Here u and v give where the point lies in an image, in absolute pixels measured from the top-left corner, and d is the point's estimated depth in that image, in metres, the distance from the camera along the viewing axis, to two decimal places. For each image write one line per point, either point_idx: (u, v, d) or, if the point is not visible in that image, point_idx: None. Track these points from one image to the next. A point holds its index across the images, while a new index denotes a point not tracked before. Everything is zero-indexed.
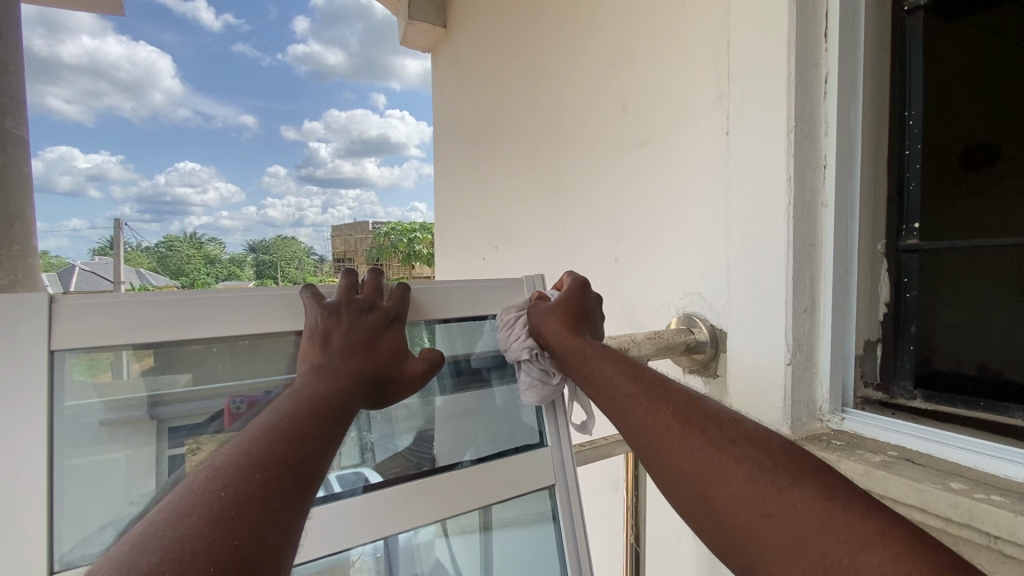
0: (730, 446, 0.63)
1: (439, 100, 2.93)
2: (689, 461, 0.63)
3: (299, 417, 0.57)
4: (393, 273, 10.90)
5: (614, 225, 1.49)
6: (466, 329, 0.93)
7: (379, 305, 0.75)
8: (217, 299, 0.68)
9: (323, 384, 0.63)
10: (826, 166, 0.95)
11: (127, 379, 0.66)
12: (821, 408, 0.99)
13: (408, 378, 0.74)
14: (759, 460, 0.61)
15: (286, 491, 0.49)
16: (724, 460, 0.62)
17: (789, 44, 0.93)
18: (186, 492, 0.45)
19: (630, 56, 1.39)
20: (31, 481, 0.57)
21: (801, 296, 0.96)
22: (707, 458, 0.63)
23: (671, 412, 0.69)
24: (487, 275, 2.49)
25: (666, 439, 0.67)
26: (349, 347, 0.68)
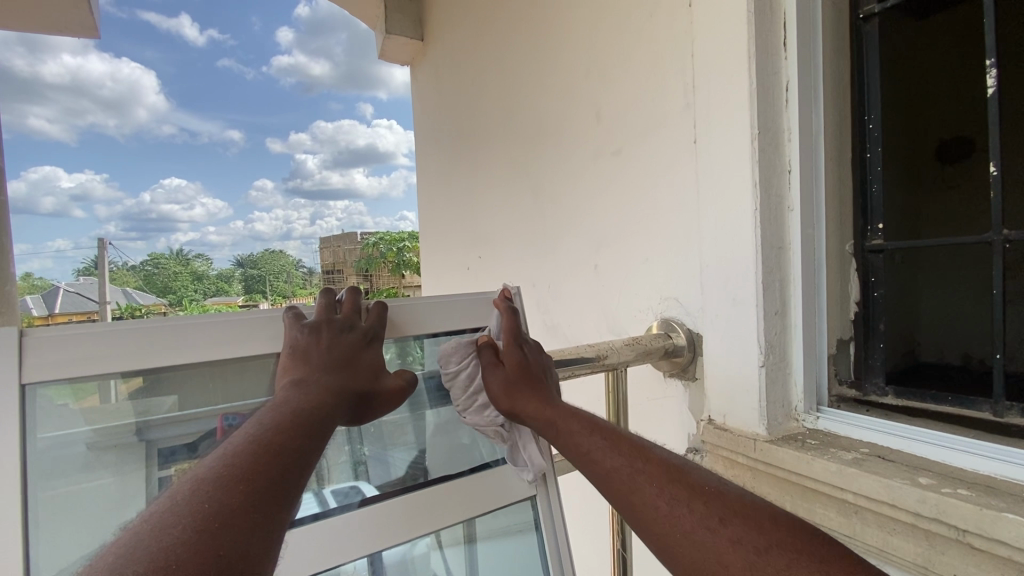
0: (695, 498, 0.60)
1: (419, 112, 2.95)
2: (653, 512, 0.61)
3: (281, 433, 0.56)
4: (383, 282, 10.90)
5: (593, 232, 1.50)
6: None
7: (359, 324, 0.77)
8: (190, 325, 0.69)
9: (303, 400, 0.62)
10: (790, 171, 0.98)
11: (114, 403, 0.65)
12: (797, 408, 1.01)
13: (384, 397, 0.74)
14: (727, 512, 0.58)
15: (264, 505, 0.48)
16: (692, 511, 0.59)
17: (749, 54, 0.96)
18: (167, 509, 0.44)
19: (602, 66, 1.41)
20: (7, 512, 0.57)
21: (772, 298, 0.98)
22: (676, 512, 0.59)
23: (635, 464, 0.66)
24: (472, 285, 2.49)
25: (630, 491, 0.64)
26: (330, 365, 0.69)
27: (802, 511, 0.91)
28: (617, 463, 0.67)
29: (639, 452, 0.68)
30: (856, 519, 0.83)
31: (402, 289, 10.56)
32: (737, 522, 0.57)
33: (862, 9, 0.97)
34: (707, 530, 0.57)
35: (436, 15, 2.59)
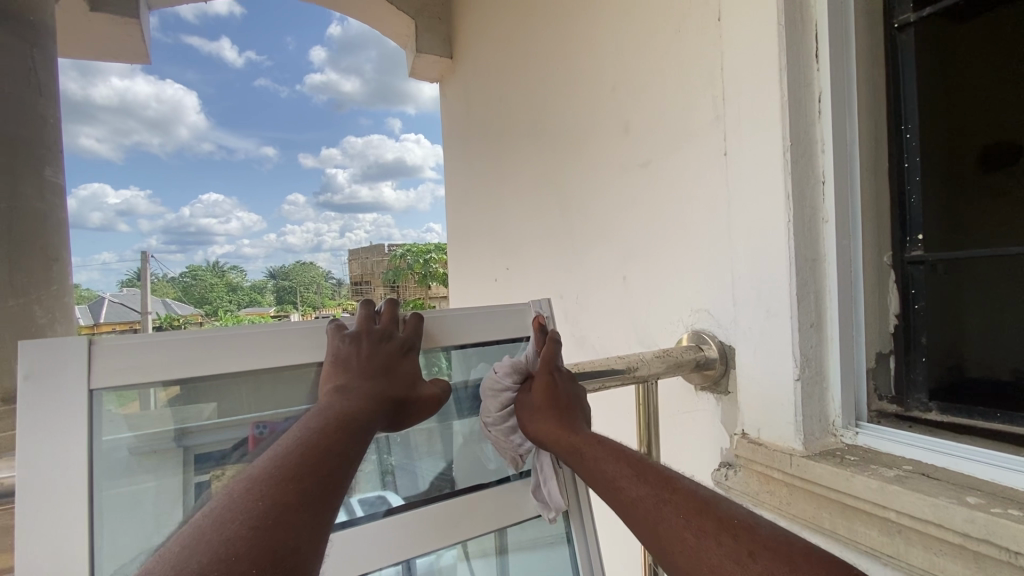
0: (725, 531, 0.56)
1: (448, 128, 3.01)
2: (682, 551, 0.58)
3: (328, 444, 0.58)
4: (410, 293, 11.07)
5: (622, 244, 1.51)
6: (482, 353, 0.95)
7: (396, 333, 0.79)
8: (233, 335, 0.72)
9: (347, 412, 0.64)
10: (824, 183, 0.97)
11: (155, 411, 0.68)
12: (834, 423, 0.98)
13: (425, 401, 0.76)
14: (759, 546, 0.54)
15: (313, 501, 0.51)
16: (720, 545, 0.55)
17: (780, 67, 0.96)
18: (226, 501, 0.48)
19: (630, 79, 1.43)
20: (75, 510, 0.61)
21: (807, 310, 0.96)
22: (704, 545, 0.56)
23: (661, 494, 0.63)
24: (499, 296, 2.51)
25: (655, 528, 0.61)
26: (370, 374, 0.71)
27: (841, 529, 0.88)
28: (641, 494, 0.64)
29: (665, 483, 0.65)
30: (898, 539, 0.80)
31: (428, 300, 10.71)
32: (769, 557, 0.53)
33: (897, 18, 0.96)
34: (735, 564, 0.54)
35: (465, 34, 2.65)
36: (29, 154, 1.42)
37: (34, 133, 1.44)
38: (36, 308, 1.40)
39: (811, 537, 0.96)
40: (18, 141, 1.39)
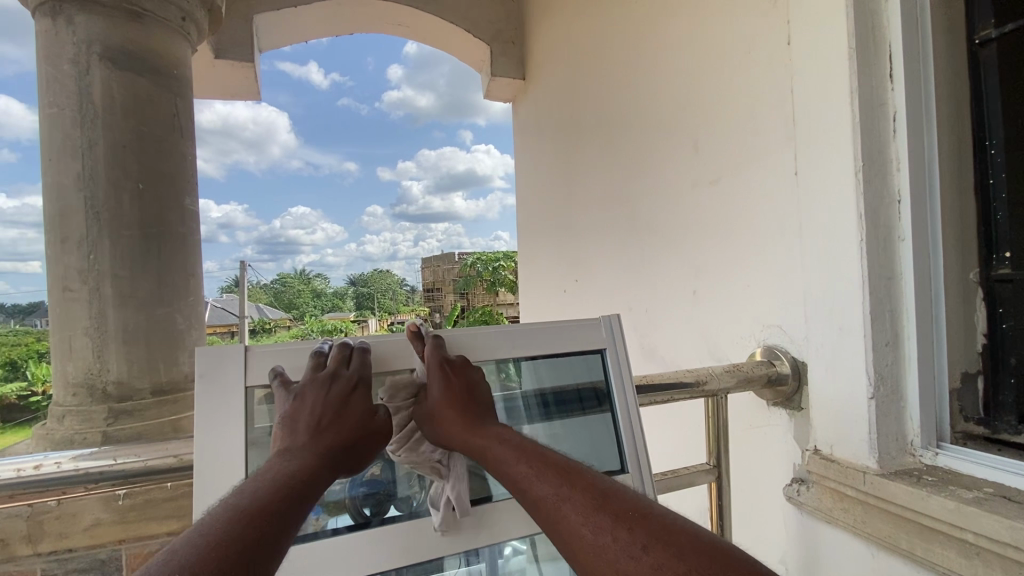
0: (620, 526, 0.62)
1: (521, 144, 3.15)
2: (581, 541, 0.64)
3: (276, 493, 0.64)
4: (480, 300, 11.39)
5: (692, 259, 1.54)
6: (551, 365, 1.01)
7: (342, 373, 0.80)
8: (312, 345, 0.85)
9: (294, 464, 0.69)
10: (900, 201, 0.97)
11: (262, 408, 0.80)
12: (913, 443, 0.97)
13: (381, 437, 0.80)
14: (654, 541, 0.60)
15: (249, 561, 0.55)
16: (617, 538, 0.62)
17: (851, 89, 0.97)
18: (167, 559, 0.53)
19: (700, 98, 1.47)
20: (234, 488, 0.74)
21: (881, 329, 0.97)
22: (601, 541, 0.62)
23: (563, 490, 0.69)
24: (569, 306, 2.59)
25: (557, 520, 0.67)
26: (318, 421, 0.75)
27: (917, 549, 0.88)
28: (546, 491, 0.70)
29: (569, 481, 0.70)
30: (978, 561, 0.79)
31: (497, 307, 10.97)
32: (659, 549, 0.59)
33: (978, 34, 0.94)
34: (631, 558, 0.59)
35: (537, 56, 2.77)
36: (174, 186, 1.69)
37: (180, 169, 1.72)
38: (179, 315, 1.67)
39: (888, 557, 0.95)
40: (167, 176, 1.67)
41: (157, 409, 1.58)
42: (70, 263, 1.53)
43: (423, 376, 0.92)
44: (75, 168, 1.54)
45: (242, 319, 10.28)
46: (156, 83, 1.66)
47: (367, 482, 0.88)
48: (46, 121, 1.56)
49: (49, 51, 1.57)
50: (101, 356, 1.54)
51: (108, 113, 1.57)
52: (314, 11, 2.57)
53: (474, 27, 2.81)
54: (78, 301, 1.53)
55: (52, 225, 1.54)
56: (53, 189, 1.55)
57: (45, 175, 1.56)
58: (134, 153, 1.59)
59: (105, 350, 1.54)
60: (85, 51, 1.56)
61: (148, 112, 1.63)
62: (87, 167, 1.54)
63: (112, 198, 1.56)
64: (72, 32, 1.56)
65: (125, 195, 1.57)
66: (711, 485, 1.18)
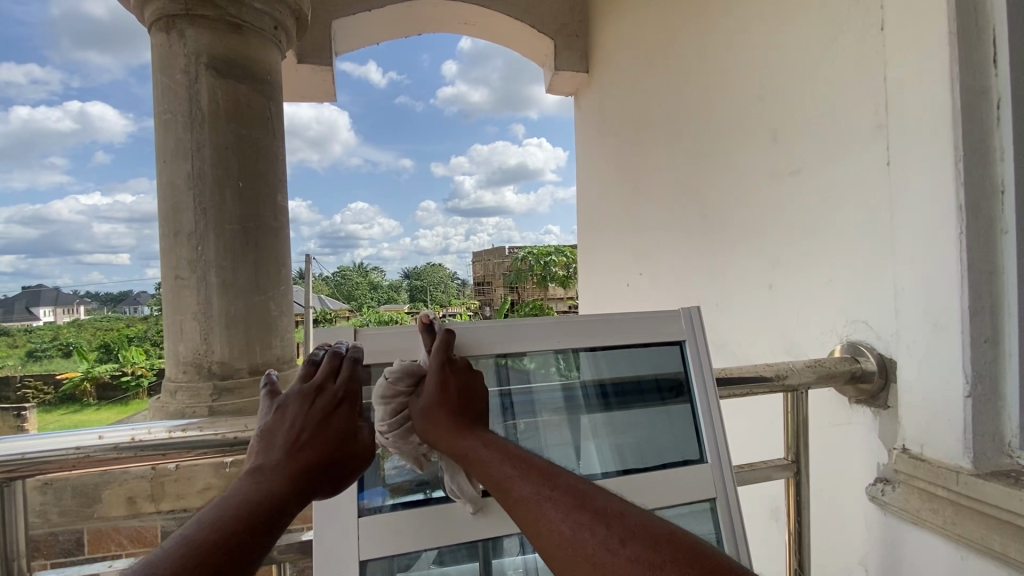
0: (598, 521, 0.65)
1: (584, 138, 3.16)
2: (561, 541, 0.66)
3: (240, 510, 0.68)
4: (533, 294, 11.46)
5: (768, 253, 1.51)
6: (611, 355, 1.02)
7: (327, 387, 0.84)
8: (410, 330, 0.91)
9: (263, 484, 0.73)
10: (1004, 192, 0.92)
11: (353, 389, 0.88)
12: (1011, 443, 0.92)
13: (357, 455, 0.81)
14: (627, 534, 0.63)
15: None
16: (593, 534, 0.64)
17: (951, 73, 0.93)
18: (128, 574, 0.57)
19: (780, 88, 1.44)
20: None
21: (981, 325, 0.92)
22: (579, 536, 0.65)
23: (542, 490, 0.71)
24: (632, 300, 2.59)
25: (536, 518, 0.69)
26: (296, 438, 0.78)
27: (1015, 554, 0.84)
28: (528, 492, 0.72)
29: (548, 481, 0.72)
30: None
31: (550, 302, 10.99)
32: (634, 542, 0.62)
33: None
34: (606, 550, 0.63)
35: (603, 48, 2.77)
36: (267, 183, 1.83)
37: (273, 168, 1.86)
38: (272, 303, 1.81)
39: (982, 562, 0.91)
40: (261, 175, 1.81)
41: (253, 388, 1.73)
42: (182, 254, 1.70)
43: (480, 366, 0.97)
44: (185, 168, 1.71)
45: (308, 308, 10.84)
46: (253, 89, 1.81)
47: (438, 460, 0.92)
48: (162, 126, 1.74)
49: (164, 62, 1.74)
50: (206, 337, 1.70)
51: (214, 118, 1.73)
52: (388, 14, 2.69)
53: (539, 22, 2.84)
54: (187, 288, 1.70)
55: (166, 219, 1.72)
56: (166, 187, 1.73)
57: (160, 174, 1.74)
58: (234, 154, 1.75)
59: (210, 332, 1.70)
60: (194, 62, 1.73)
61: (246, 115, 1.78)
62: (196, 167, 1.71)
63: (216, 195, 1.72)
64: (184, 44, 1.73)
65: (227, 192, 1.73)
66: (788, 480, 1.17)
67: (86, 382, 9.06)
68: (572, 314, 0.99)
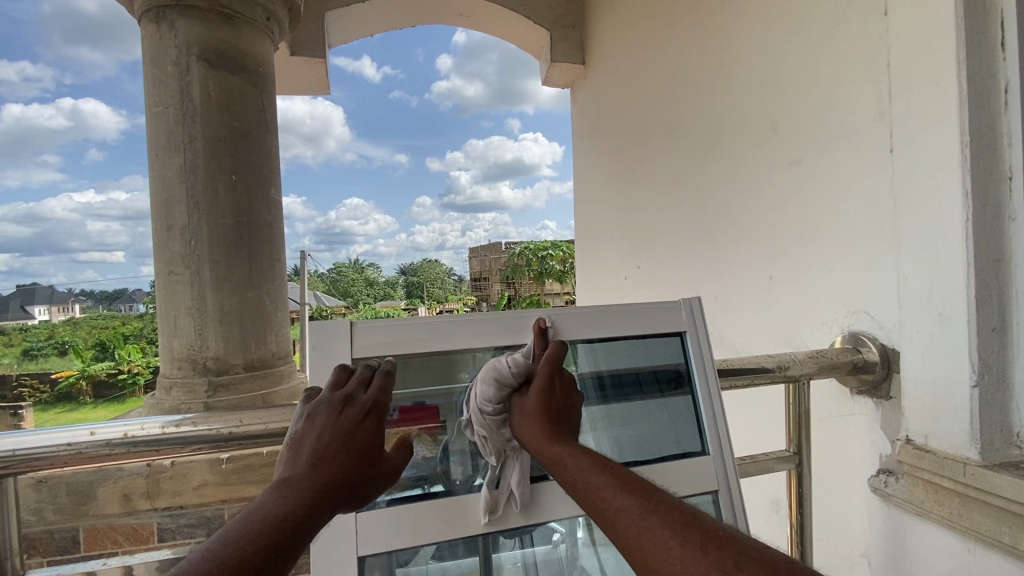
0: (709, 543, 0.60)
1: (580, 131, 3.14)
2: (668, 561, 0.60)
3: (256, 538, 0.60)
4: (530, 289, 11.45)
5: (768, 244, 1.50)
6: (608, 347, 1.00)
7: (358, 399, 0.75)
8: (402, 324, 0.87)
9: (285, 502, 0.65)
10: (1011, 178, 0.91)
11: None
12: (1018, 433, 0.92)
13: (382, 476, 0.74)
14: (743, 559, 0.58)
15: None
16: (703, 557, 0.59)
17: (958, 59, 0.92)
18: None
19: (780, 77, 1.42)
20: None
21: (987, 314, 0.91)
22: (687, 557, 0.60)
23: (647, 508, 0.66)
24: (630, 294, 2.57)
25: (637, 537, 0.64)
26: (322, 452, 0.70)
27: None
28: (627, 509, 0.67)
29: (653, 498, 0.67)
30: None
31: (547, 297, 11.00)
32: (751, 568, 0.57)
33: None
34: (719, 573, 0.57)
35: (599, 40, 2.75)
36: (261, 177, 1.81)
37: (266, 161, 1.84)
38: (267, 298, 1.79)
39: (987, 552, 0.91)
40: (255, 168, 1.79)
41: (250, 384, 1.71)
42: (174, 249, 1.68)
43: (476, 363, 0.92)
44: (177, 162, 1.68)
45: (305, 305, 10.80)
46: (246, 80, 1.78)
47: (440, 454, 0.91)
48: (153, 119, 1.71)
49: (154, 54, 1.71)
50: (201, 333, 1.68)
51: (206, 110, 1.70)
52: (382, 5, 2.65)
53: (535, 14, 2.81)
54: (181, 284, 1.68)
55: (159, 214, 1.69)
56: (159, 181, 1.70)
57: (152, 168, 1.71)
58: (227, 147, 1.72)
59: (205, 328, 1.68)
60: (185, 53, 1.69)
61: (238, 107, 1.75)
62: (188, 161, 1.68)
63: (209, 189, 1.69)
64: (174, 35, 1.69)
65: (221, 186, 1.70)
66: (790, 472, 1.17)
67: (81, 380, 9.02)
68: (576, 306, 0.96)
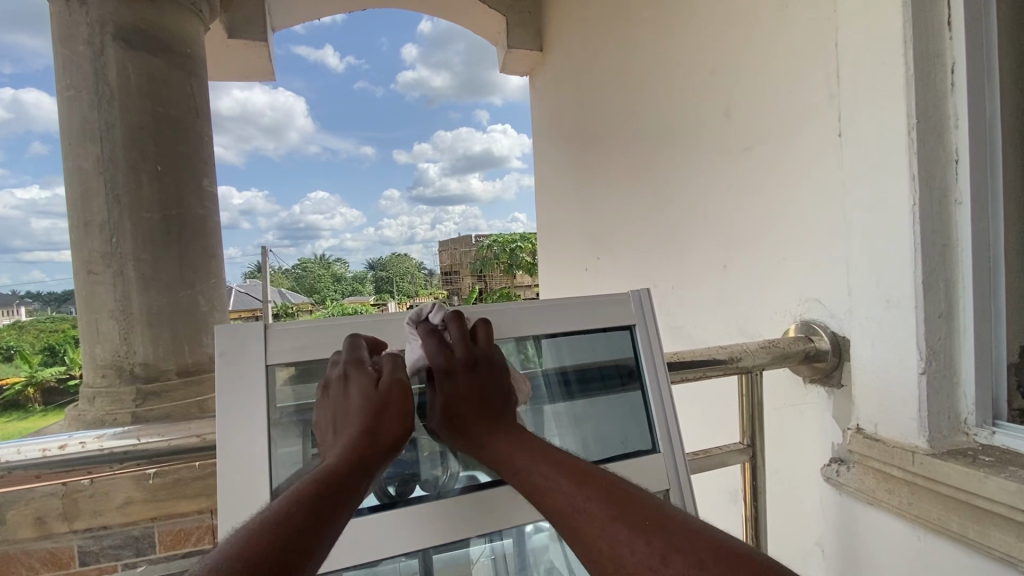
0: (641, 531, 0.58)
1: (540, 120, 3.08)
2: (607, 546, 0.58)
3: (301, 499, 0.57)
4: (498, 282, 11.39)
5: (722, 233, 1.48)
6: (573, 342, 0.95)
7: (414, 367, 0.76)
8: (331, 325, 0.79)
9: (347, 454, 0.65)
10: (958, 161, 0.89)
11: (280, 387, 0.76)
12: (966, 421, 0.91)
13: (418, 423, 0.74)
14: (672, 543, 0.56)
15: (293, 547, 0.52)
16: (633, 548, 0.57)
17: (904, 39, 0.89)
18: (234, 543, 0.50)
19: (732, 61, 1.39)
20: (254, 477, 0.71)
21: (934, 300, 0.90)
22: (621, 544, 0.57)
23: (581, 492, 0.64)
24: (591, 285, 2.54)
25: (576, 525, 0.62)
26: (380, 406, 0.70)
27: (972, 533, 0.82)
28: (562, 496, 0.65)
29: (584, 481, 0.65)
30: None
31: (516, 290, 10.97)
32: (677, 554, 0.55)
33: None
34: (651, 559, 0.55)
35: (555, 26, 2.68)
36: (192, 167, 1.68)
37: (197, 151, 1.71)
38: (201, 298, 1.67)
39: (936, 540, 0.90)
40: (184, 158, 1.65)
41: (184, 390, 1.59)
42: (93, 246, 1.54)
43: None
44: (94, 151, 1.53)
45: (267, 303, 10.46)
46: (171, 62, 1.64)
47: (392, 462, 0.84)
48: (64, 104, 1.55)
49: (63, 32, 1.55)
50: (127, 338, 1.55)
51: (124, 94, 1.55)
52: None
53: None
54: (102, 284, 1.54)
55: (74, 208, 1.55)
56: (73, 172, 1.55)
57: (65, 158, 1.56)
58: (150, 134, 1.58)
59: (131, 333, 1.55)
60: (99, 32, 1.54)
61: (163, 92, 1.61)
62: (106, 150, 1.54)
63: (131, 180, 1.55)
64: (85, 11, 1.54)
65: (144, 177, 1.57)
66: (744, 465, 1.14)
67: (24, 388, 8.51)
68: (524, 301, 0.91)
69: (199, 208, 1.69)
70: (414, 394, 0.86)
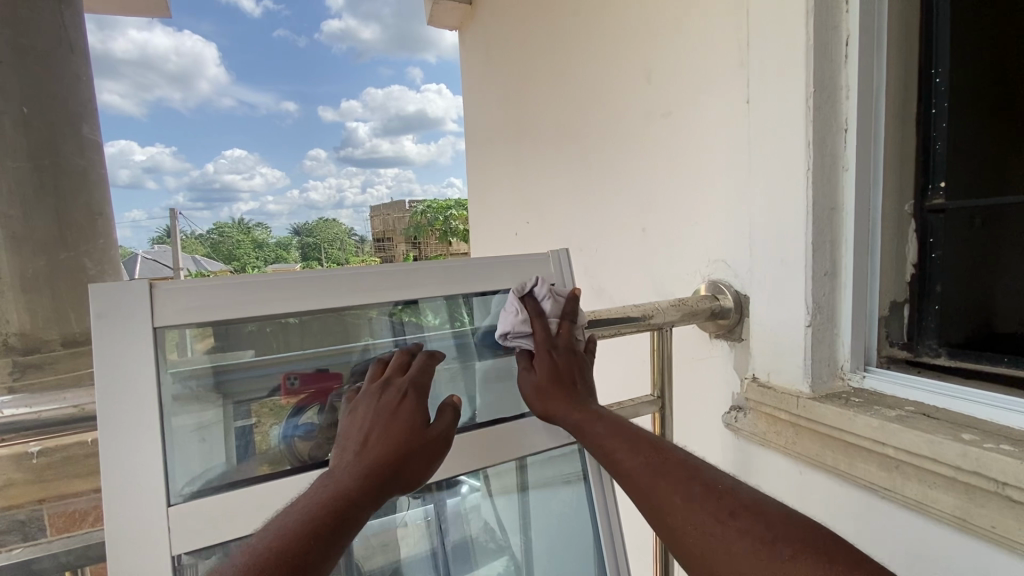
0: (716, 503, 0.61)
1: (469, 79, 2.98)
2: (675, 516, 0.62)
3: (303, 522, 0.55)
4: (432, 249, 11.18)
5: (641, 197, 1.52)
6: (502, 302, 0.97)
7: (394, 380, 0.74)
8: (234, 285, 0.72)
9: (346, 477, 0.62)
10: (846, 130, 0.96)
11: (191, 354, 0.73)
12: (843, 367, 1.01)
13: (431, 453, 0.71)
14: (741, 510, 0.59)
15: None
16: (708, 518, 0.60)
17: (806, 9, 0.93)
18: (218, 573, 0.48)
19: (654, 23, 1.40)
20: (140, 445, 0.65)
21: (822, 259, 0.98)
22: (693, 517, 0.61)
23: (656, 466, 0.68)
24: (519, 250, 2.55)
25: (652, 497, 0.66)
26: (370, 434, 0.67)
27: (842, 465, 0.93)
28: (642, 472, 0.68)
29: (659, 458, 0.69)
30: (896, 473, 0.85)
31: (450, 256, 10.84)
32: (748, 518, 0.58)
33: None
34: (722, 529, 0.58)
35: None
36: (66, 112, 1.47)
37: (72, 93, 1.50)
38: (87, 260, 1.50)
39: (814, 473, 1.01)
40: (56, 100, 1.45)
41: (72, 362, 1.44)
42: None
43: (374, 325, 0.87)
44: None
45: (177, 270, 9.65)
46: None
47: (302, 428, 0.83)
48: None
49: None
50: None
51: None
52: None
53: None
54: None
55: None
56: None
57: None
58: (11, 69, 1.37)
59: None
60: None
61: (23, 20, 1.39)
62: None
63: None
64: None
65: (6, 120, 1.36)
66: (654, 416, 1.21)
67: None
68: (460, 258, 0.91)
69: (78, 159, 1.49)
70: (344, 355, 0.86)
